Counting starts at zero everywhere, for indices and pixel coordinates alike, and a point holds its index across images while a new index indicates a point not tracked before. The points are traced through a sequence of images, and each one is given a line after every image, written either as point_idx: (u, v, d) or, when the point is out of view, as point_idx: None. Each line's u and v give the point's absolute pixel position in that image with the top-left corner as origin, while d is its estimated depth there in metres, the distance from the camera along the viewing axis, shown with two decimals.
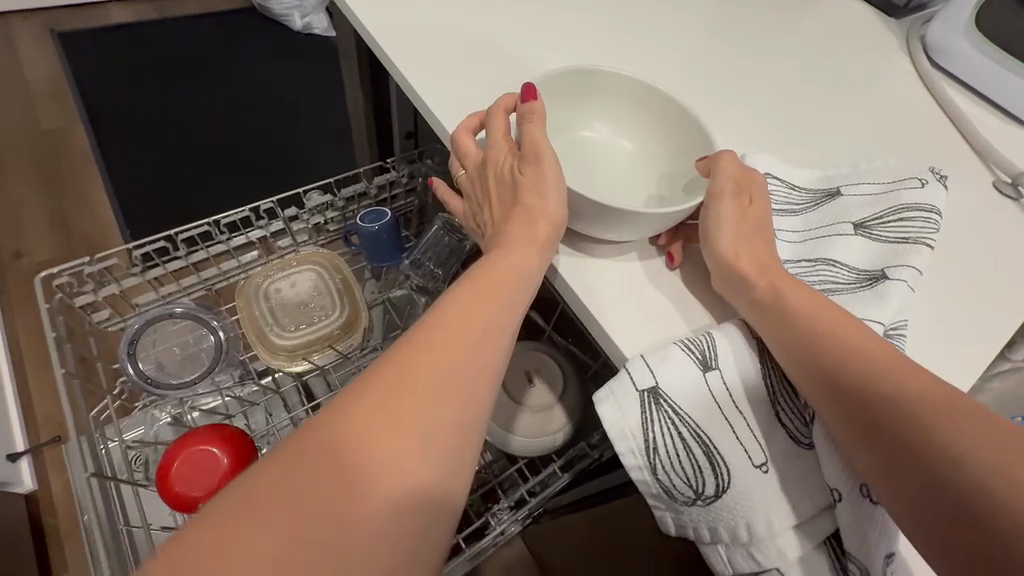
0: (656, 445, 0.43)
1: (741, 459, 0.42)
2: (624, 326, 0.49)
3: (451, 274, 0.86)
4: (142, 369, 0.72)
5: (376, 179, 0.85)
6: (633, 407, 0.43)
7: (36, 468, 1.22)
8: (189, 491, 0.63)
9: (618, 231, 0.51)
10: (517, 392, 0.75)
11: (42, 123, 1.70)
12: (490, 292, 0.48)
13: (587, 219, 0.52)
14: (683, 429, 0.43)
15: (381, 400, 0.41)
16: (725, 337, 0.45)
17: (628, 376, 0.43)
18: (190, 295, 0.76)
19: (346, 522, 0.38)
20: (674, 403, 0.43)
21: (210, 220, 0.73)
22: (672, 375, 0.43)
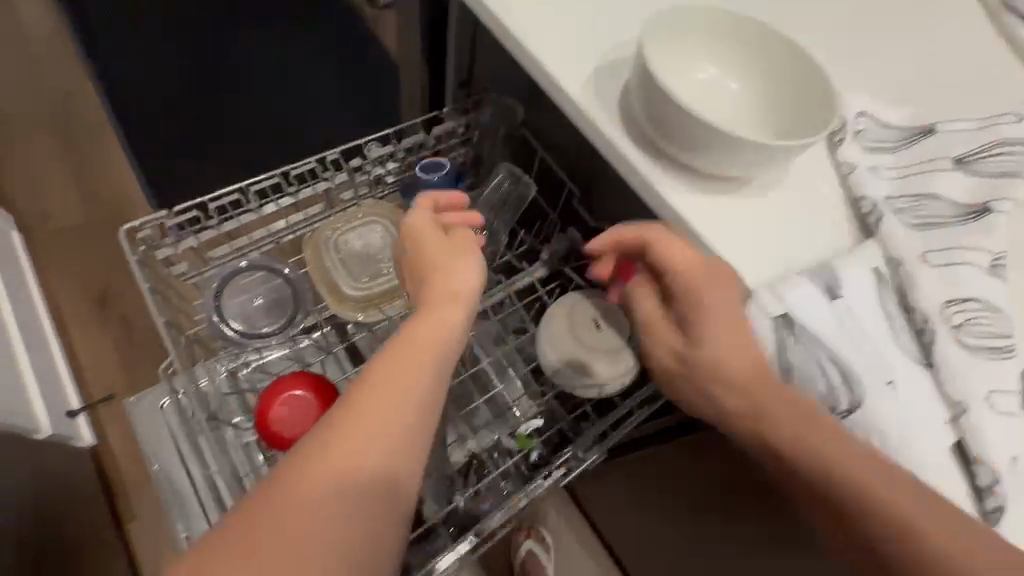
0: (793, 368, 0.45)
1: (875, 376, 0.44)
2: (745, 261, 0.47)
3: (510, 223, 0.87)
4: (225, 320, 0.74)
5: (436, 129, 0.85)
6: (766, 335, 0.45)
7: (94, 427, 1.26)
8: (284, 431, 0.66)
9: (738, 166, 0.49)
10: (585, 337, 0.78)
11: (51, 82, 1.65)
12: (433, 322, 0.53)
13: (709, 157, 0.49)
14: (821, 352, 0.45)
15: (338, 421, 0.46)
16: (852, 264, 0.46)
17: (758, 309, 0.45)
18: (260, 249, 0.78)
19: (306, 544, 0.42)
20: (808, 330, 0.45)
21: (281, 172, 0.73)
22: (801, 301, 0.45)
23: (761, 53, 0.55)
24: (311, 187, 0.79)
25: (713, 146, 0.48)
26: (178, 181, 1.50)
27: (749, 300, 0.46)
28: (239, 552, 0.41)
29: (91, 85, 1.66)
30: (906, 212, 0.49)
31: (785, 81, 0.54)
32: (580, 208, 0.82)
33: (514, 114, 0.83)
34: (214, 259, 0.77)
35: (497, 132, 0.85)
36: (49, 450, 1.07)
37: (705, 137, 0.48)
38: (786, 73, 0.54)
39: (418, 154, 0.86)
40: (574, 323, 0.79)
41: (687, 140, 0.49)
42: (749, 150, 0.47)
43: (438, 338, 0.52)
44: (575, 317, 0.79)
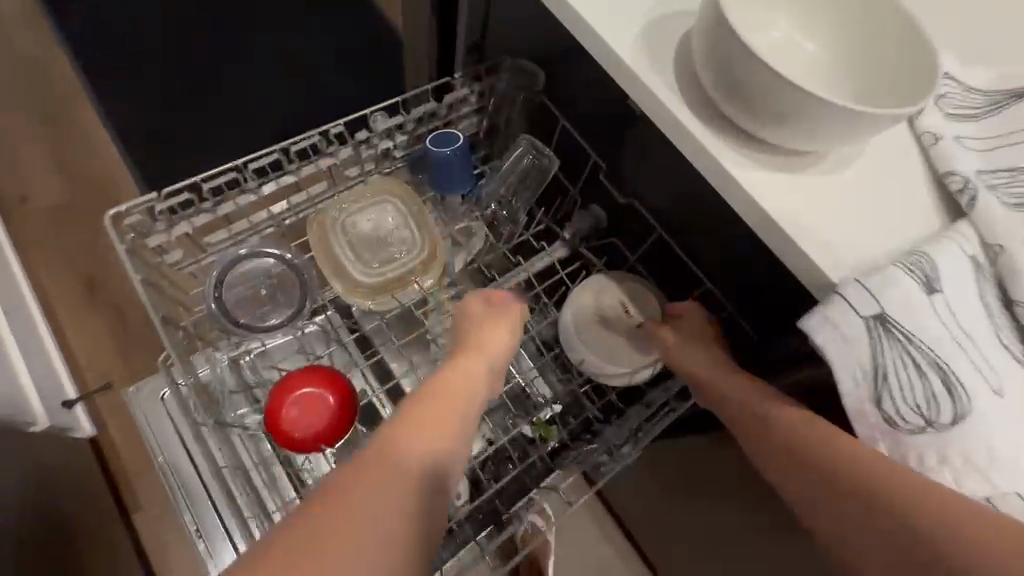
0: (887, 373, 0.40)
1: (978, 383, 0.40)
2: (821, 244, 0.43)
3: (529, 200, 0.81)
4: (228, 312, 0.68)
5: (447, 96, 0.77)
6: (858, 333, 0.40)
7: (93, 417, 1.22)
8: (296, 431, 0.62)
9: (815, 141, 0.44)
10: (614, 321, 0.74)
11: (21, 49, 1.53)
12: (465, 373, 0.62)
13: (780, 126, 0.43)
14: (917, 355, 0.40)
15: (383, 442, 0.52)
16: (948, 256, 0.41)
17: (846, 304, 0.41)
18: (261, 232, 0.72)
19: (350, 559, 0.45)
20: (907, 329, 0.40)
21: (280, 147, 0.66)
22: (899, 299, 0.40)
23: (843, 6, 0.50)
24: (312, 163, 0.72)
25: (791, 114, 0.43)
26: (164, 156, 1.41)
27: (835, 294, 0.42)
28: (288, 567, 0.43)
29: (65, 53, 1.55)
30: (998, 188, 0.43)
31: (867, 38, 0.49)
32: (605, 182, 0.76)
33: (535, 78, 0.75)
34: (212, 246, 0.70)
35: (517, 98, 0.78)
36: (48, 442, 1.03)
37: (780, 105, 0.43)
38: (871, 28, 0.49)
39: (428, 125, 0.78)
40: (602, 309, 0.74)
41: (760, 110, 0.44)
42: (834, 124, 0.42)
43: (472, 384, 0.61)
44: (602, 301, 0.75)
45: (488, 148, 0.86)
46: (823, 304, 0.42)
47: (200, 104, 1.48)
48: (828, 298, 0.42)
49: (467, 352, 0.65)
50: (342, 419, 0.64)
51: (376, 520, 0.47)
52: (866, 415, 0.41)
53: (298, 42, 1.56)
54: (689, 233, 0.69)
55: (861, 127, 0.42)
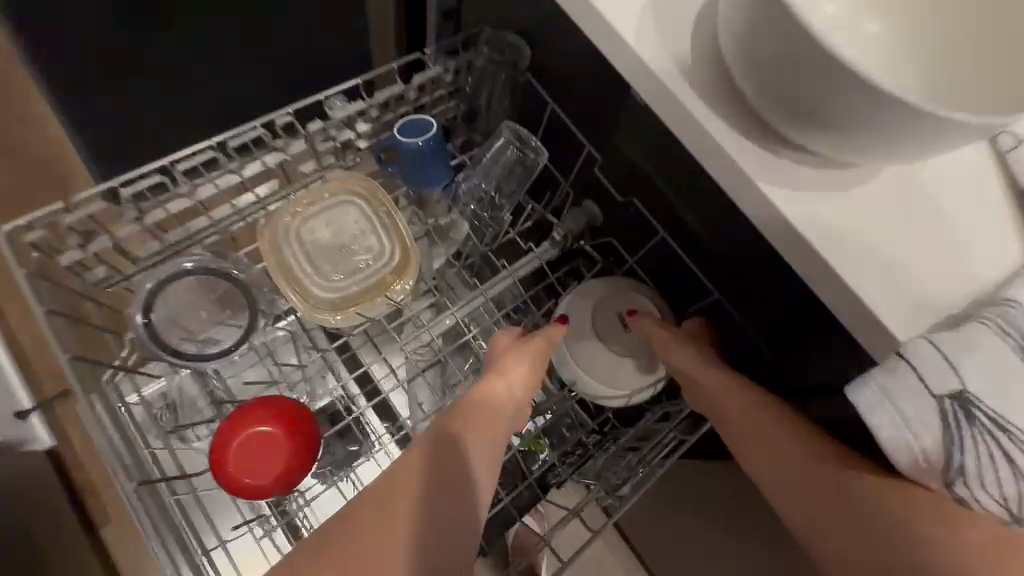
0: (968, 468, 0.36)
1: None
2: (860, 280, 0.40)
3: (515, 196, 0.71)
4: (161, 336, 0.58)
5: (415, 77, 0.66)
6: (926, 420, 0.36)
7: (52, 428, 1.13)
8: (244, 477, 0.54)
9: (851, 151, 0.38)
10: (609, 336, 0.67)
11: None
12: (485, 413, 0.60)
13: (825, 128, 0.38)
14: (1013, 446, 0.35)
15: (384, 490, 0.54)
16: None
17: (914, 373, 0.37)
18: (202, 241, 0.62)
19: None
20: (995, 412, 0.35)
21: (215, 143, 0.55)
22: (983, 373, 0.36)
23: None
24: (258, 159, 0.61)
25: (828, 115, 0.37)
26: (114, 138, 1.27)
27: (898, 355, 0.38)
28: None
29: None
30: None
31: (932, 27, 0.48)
32: (601, 177, 0.66)
33: (519, 53, 0.64)
34: (145, 260, 0.60)
35: (498, 78, 0.67)
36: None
37: (814, 99, 0.37)
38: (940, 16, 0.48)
39: (396, 110, 0.67)
40: (596, 321, 0.67)
41: (786, 110, 0.39)
42: (879, 128, 0.35)
43: (494, 427, 0.60)
44: (597, 312, 0.67)
45: (468, 136, 0.75)
46: (885, 367, 0.38)
47: None
48: (892, 363, 0.38)
49: (484, 383, 0.62)
50: (297, 458, 0.56)
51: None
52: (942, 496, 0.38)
53: None
54: (698, 238, 0.60)
55: (925, 126, 0.34)
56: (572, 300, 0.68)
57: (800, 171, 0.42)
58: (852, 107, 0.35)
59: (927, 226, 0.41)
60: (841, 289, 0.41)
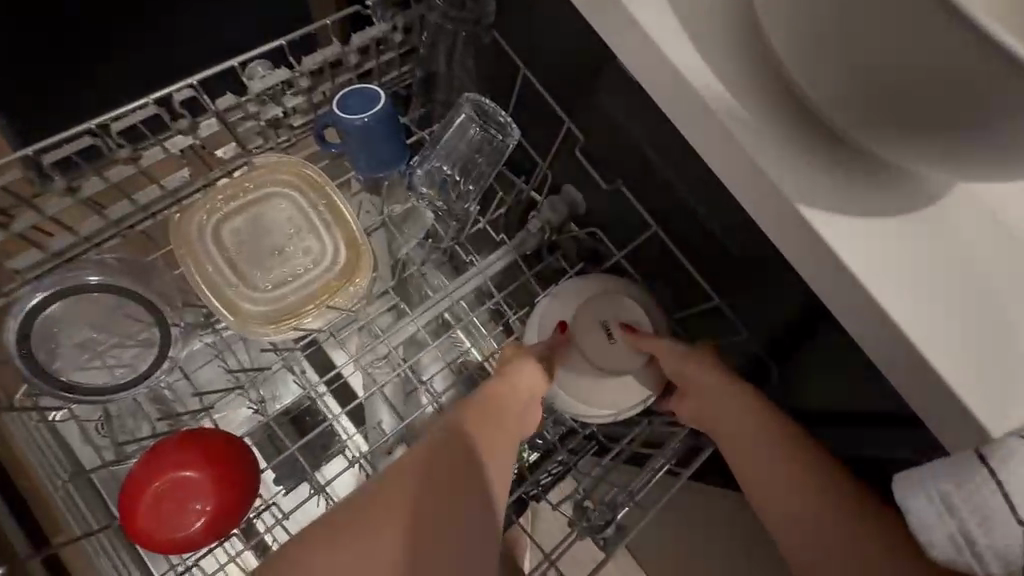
0: None
1: None
2: (906, 307, 0.32)
3: (487, 180, 0.60)
4: (61, 367, 0.49)
5: (354, 37, 0.53)
6: (1006, 543, 0.29)
7: None
8: (173, 529, 0.46)
9: (890, 141, 0.30)
10: (597, 350, 0.57)
11: None
12: (482, 434, 0.51)
13: (881, 99, 0.28)
14: None
15: (338, 538, 0.46)
16: None
17: (997, 488, 0.29)
18: (100, 246, 0.51)
19: None
20: None
21: (93, 126, 0.44)
22: None
23: None
24: (158, 145, 0.49)
25: (880, 89, 0.28)
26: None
27: (976, 454, 0.30)
28: None
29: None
30: None
31: None
32: (583, 160, 0.56)
33: (482, 7, 0.53)
34: (27, 273, 0.49)
35: (456, 38, 0.55)
36: None
37: (860, 71, 0.28)
38: None
39: (334, 79, 0.55)
40: (579, 334, 0.57)
41: (829, 80, 0.30)
42: (937, 108, 0.27)
43: (507, 441, 0.51)
44: (579, 321, 0.57)
45: (425, 108, 0.63)
46: (952, 468, 0.31)
47: None
48: (964, 461, 0.30)
49: (484, 397, 0.52)
50: (225, 501, 0.48)
51: None
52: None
53: None
54: (694, 234, 0.51)
55: (1003, 109, 0.25)
56: (548, 306, 0.59)
57: (829, 168, 0.34)
58: (901, 80, 0.27)
59: (989, 239, 0.34)
60: (878, 318, 0.33)
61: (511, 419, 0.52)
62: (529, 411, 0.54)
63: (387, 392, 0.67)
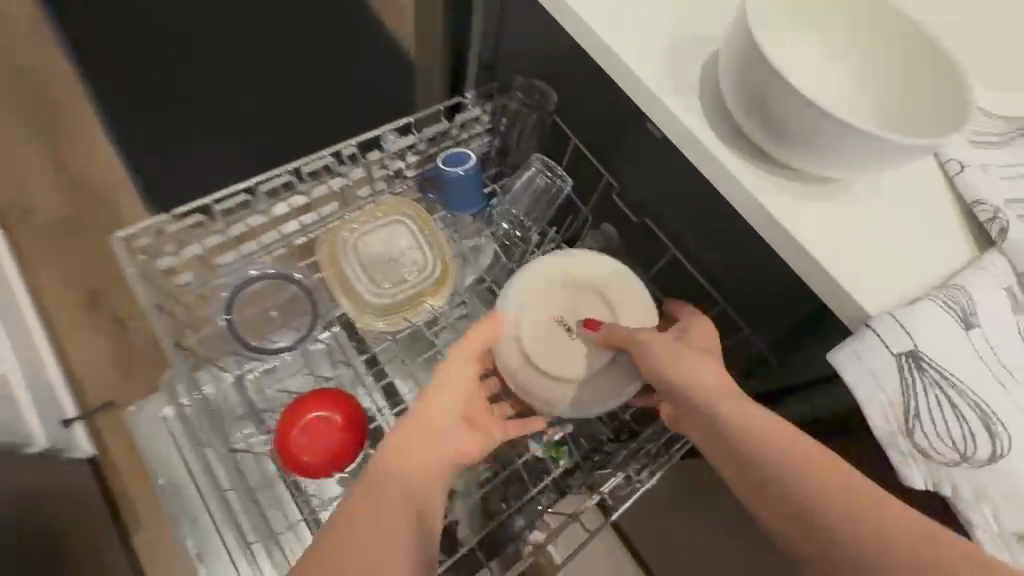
0: (919, 413, 0.37)
1: (1017, 421, 0.37)
2: (860, 289, 0.40)
3: (546, 219, 0.81)
4: (241, 337, 0.67)
5: (458, 117, 0.78)
6: (889, 372, 0.37)
7: (93, 436, 1.21)
8: (306, 455, 0.61)
9: (832, 163, 0.43)
10: (557, 345, 0.65)
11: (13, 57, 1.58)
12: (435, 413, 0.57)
13: (821, 144, 0.42)
14: (954, 394, 0.37)
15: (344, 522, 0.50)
16: (986, 276, 0.39)
17: (876, 334, 0.37)
18: (270, 253, 0.71)
19: None
20: (940, 367, 0.37)
21: (292, 168, 0.66)
22: (931, 333, 0.37)
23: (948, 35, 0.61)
24: (325, 183, 0.72)
25: (822, 139, 0.42)
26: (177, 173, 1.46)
27: (866, 326, 0.38)
28: None
29: (70, 64, 1.58)
30: None
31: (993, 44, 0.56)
32: (620, 203, 0.75)
33: (548, 99, 0.75)
34: (222, 267, 0.69)
35: (529, 118, 0.78)
36: (49, 463, 1.04)
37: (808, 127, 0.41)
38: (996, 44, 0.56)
39: (440, 144, 0.79)
40: (535, 333, 0.64)
41: (784, 130, 0.43)
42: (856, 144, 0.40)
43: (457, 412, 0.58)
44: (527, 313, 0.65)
45: (499, 167, 0.85)
46: (855, 336, 0.38)
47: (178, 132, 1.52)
48: (861, 333, 0.38)
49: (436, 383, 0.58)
50: (342, 443, 0.62)
51: None
52: (890, 448, 0.39)
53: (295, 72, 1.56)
54: (706, 255, 0.67)
55: (903, 149, 0.40)
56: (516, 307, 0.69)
57: None
58: (830, 124, 0.40)
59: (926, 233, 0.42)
60: None
61: (461, 395, 0.59)
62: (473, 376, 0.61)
63: None
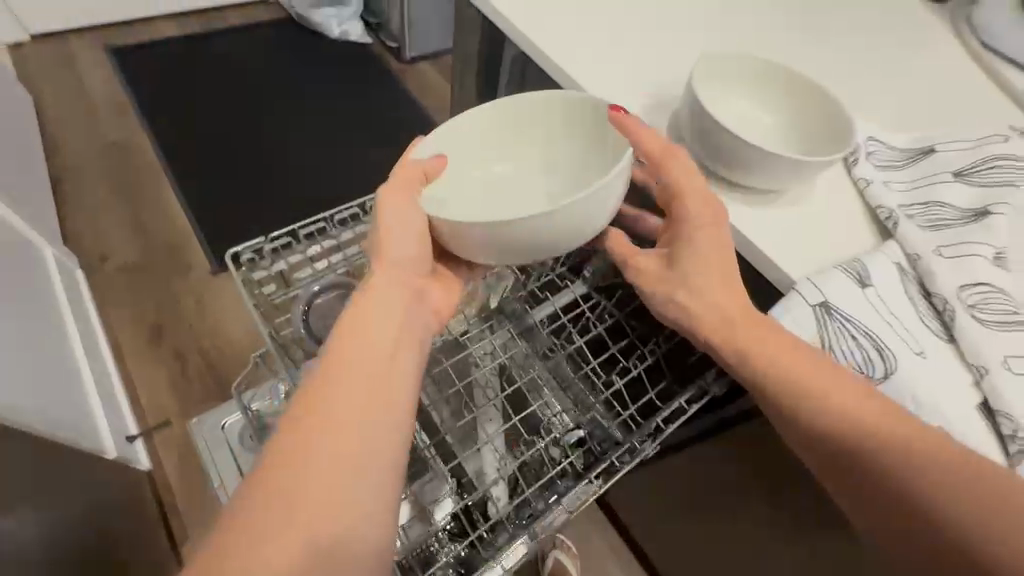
0: (831, 347, 0.52)
1: (904, 349, 0.51)
2: (791, 268, 0.56)
3: None
4: (314, 335, 0.80)
5: None
6: (808, 320, 0.52)
7: (150, 454, 1.35)
8: None
9: (771, 180, 0.58)
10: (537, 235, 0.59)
11: (109, 137, 1.97)
12: (385, 294, 0.59)
13: (755, 169, 0.58)
14: (855, 331, 0.52)
15: (317, 396, 0.52)
16: (878, 254, 0.54)
17: (798, 294, 0.53)
18: (336, 270, 0.85)
19: (309, 486, 0.48)
20: (844, 313, 0.52)
21: (358, 203, 0.85)
22: (838, 291, 0.52)
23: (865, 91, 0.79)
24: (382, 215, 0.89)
25: (754, 163, 0.57)
26: (242, 229, 1.77)
27: (794, 289, 0.53)
28: (282, 499, 0.48)
29: (157, 153, 1.94)
30: (999, 178, 0.58)
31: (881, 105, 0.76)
32: None
33: None
34: (298, 282, 0.84)
35: None
36: (116, 470, 1.17)
37: (742, 157, 0.58)
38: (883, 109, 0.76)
39: None
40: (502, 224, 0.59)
41: (728, 160, 0.59)
42: (780, 166, 0.56)
43: (399, 287, 0.60)
44: (463, 194, 0.69)
45: None
46: (782, 301, 0.54)
47: (244, 198, 1.86)
48: (788, 297, 0.53)
49: (379, 258, 0.59)
50: None
51: (348, 465, 0.50)
52: None
53: (342, 155, 2.02)
54: None
55: (812, 168, 0.56)
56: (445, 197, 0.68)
57: None
58: (758, 150, 0.56)
59: (839, 230, 0.58)
60: None
61: (407, 274, 0.61)
62: (411, 269, 0.61)
63: (485, 388, 0.92)
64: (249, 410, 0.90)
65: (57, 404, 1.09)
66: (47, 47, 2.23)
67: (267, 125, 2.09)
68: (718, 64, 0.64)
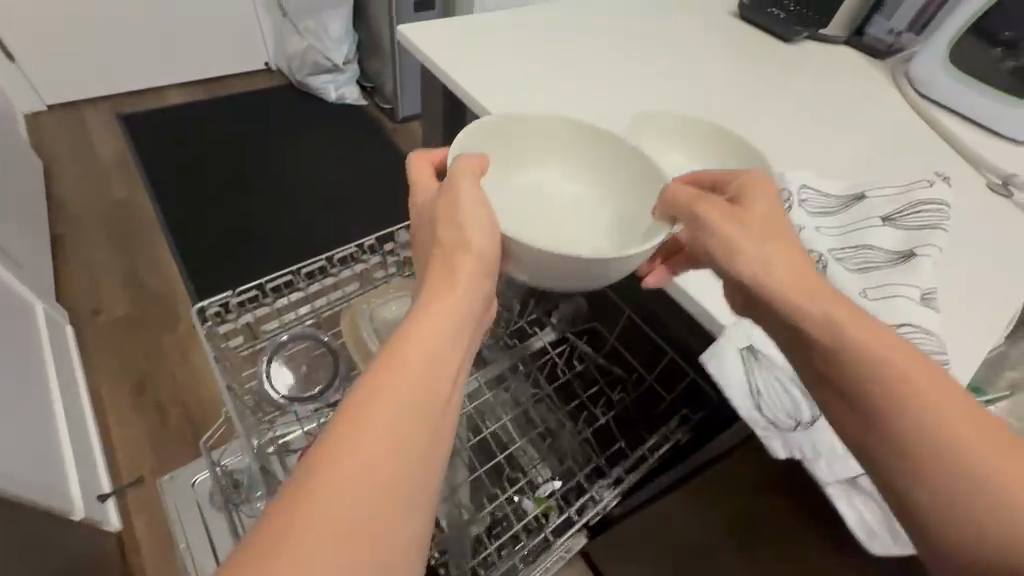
0: (760, 390, 0.57)
1: None
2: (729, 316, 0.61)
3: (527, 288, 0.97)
4: (277, 388, 0.80)
5: None
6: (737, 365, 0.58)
7: (122, 514, 1.31)
8: None
9: None
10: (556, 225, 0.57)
11: (113, 196, 2.06)
12: (458, 294, 0.50)
13: None
14: (781, 377, 0.57)
15: (369, 401, 0.43)
16: None
17: (728, 341, 0.59)
18: (303, 323, 0.86)
19: (344, 515, 0.39)
20: (769, 359, 0.58)
21: (325, 257, 0.87)
22: (763, 339, 0.59)
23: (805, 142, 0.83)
24: (350, 267, 0.91)
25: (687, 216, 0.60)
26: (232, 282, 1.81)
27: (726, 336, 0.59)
28: (313, 528, 0.38)
29: (157, 212, 2.02)
30: (925, 223, 0.60)
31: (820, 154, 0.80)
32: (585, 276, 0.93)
33: None
34: (264, 336, 0.86)
35: None
36: (84, 532, 1.14)
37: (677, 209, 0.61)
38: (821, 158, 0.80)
39: None
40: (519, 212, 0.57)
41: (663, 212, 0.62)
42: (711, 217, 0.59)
43: (473, 283, 0.52)
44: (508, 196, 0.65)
45: None
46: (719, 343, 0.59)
47: (237, 252, 1.92)
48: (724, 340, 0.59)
49: (452, 239, 0.53)
50: None
51: (388, 491, 0.41)
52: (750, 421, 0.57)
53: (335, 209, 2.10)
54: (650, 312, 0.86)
55: None
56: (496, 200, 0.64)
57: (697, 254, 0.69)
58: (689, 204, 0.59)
59: None
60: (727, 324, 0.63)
61: (484, 269, 0.52)
62: (490, 272, 0.53)
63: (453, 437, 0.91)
64: (214, 467, 0.89)
65: (29, 462, 1.08)
66: (63, 115, 2.38)
67: (264, 183, 2.18)
68: (666, 116, 0.71)
